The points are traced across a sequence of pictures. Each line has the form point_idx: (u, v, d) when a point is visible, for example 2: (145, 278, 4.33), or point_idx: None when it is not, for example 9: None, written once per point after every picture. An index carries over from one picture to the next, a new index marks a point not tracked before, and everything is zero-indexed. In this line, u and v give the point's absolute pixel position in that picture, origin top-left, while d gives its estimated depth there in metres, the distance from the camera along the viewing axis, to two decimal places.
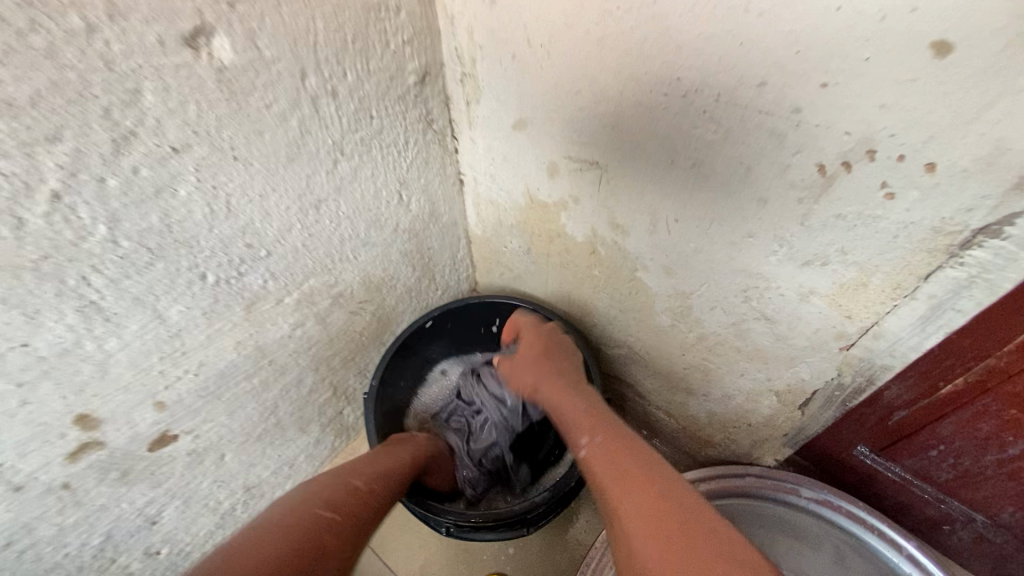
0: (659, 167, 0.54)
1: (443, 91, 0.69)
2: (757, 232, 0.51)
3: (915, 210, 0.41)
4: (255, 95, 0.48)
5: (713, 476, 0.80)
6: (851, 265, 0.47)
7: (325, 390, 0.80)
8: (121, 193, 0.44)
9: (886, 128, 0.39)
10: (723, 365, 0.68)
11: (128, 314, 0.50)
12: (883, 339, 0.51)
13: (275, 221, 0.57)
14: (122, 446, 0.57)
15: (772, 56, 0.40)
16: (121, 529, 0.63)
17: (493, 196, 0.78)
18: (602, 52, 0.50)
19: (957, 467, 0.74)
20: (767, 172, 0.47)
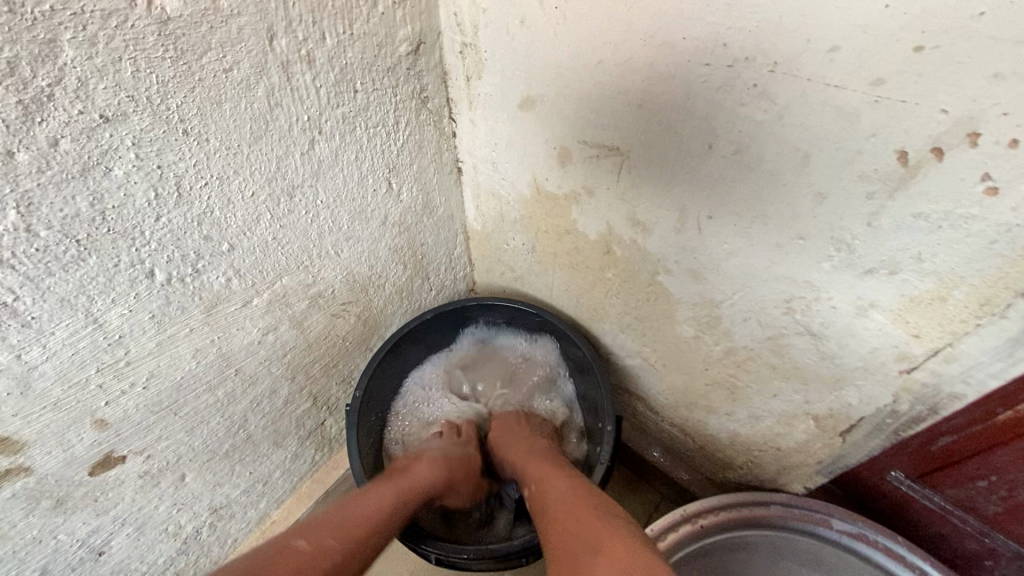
0: (690, 154, 0.46)
1: (440, 65, 0.61)
2: (810, 233, 0.43)
3: (1023, 211, 0.33)
4: (211, 57, 0.40)
5: (735, 502, 0.72)
6: (927, 275, 0.39)
7: (303, 401, 0.72)
8: (36, 171, 0.35)
9: (999, 105, 0.30)
10: (753, 384, 0.60)
11: (54, 318, 0.41)
12: (955, 364, 0.43)
13: (239, 210, 0.49)
14: (55, 472, 0.48)
15: (853, 12, 0.32)
16: (59, 563, 0.55)
17: (495, 187, 0.70)
18: (630, 12, 0.42)
19: (1008, 500, 0.66)
20: (830, 161, 0.38)
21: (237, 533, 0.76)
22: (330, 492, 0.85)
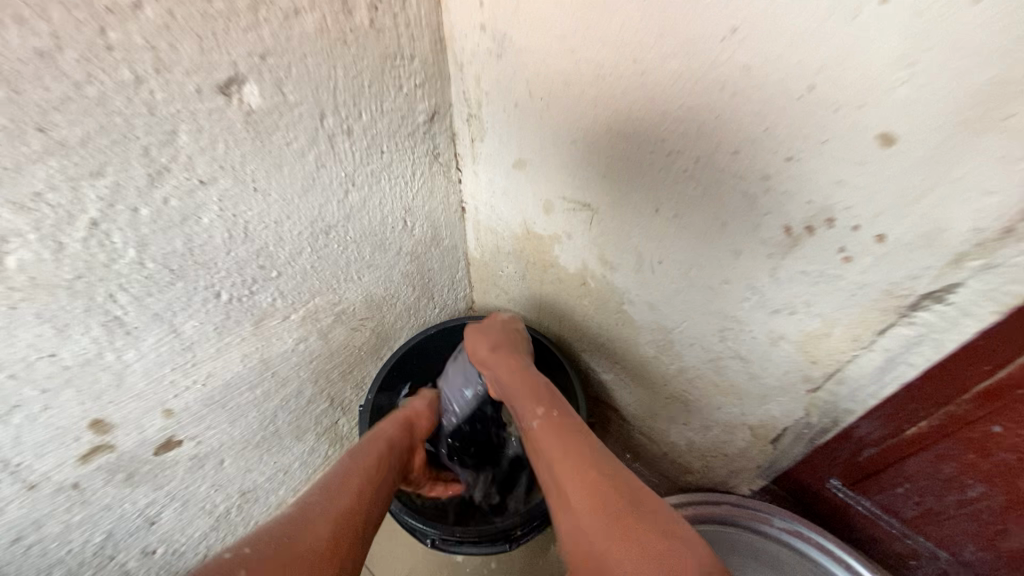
0: (642, 214, 0.59)
1: (450, 128, 0.74)
2: (732, 279, 0.56)
3: (868, 274, 0.45)
4: (278, 135, 0.53)
5: (687, 501, 0.85)
6: (814, 316, 0.52)
7: (322, 401, 0.84)
8: (151, 220, 0.48)
9: (842, 201, 0.43)
10: (701, 398, 0.72)
11: (147, 328, 0.54)
12: (845, 384, 0.55)
13: (288, 245, 0.61)
14: (131, 450, 0.60)
15: (744, 129, 0.45)
16: (122, 528, 0.66)
17: (492, 225, 0.82)
18: (594, 109, 0.55)
19: (922, 505, 0.77)
20: (740, 228, 0.51)
21: (259, 516, 0.87)
22: None
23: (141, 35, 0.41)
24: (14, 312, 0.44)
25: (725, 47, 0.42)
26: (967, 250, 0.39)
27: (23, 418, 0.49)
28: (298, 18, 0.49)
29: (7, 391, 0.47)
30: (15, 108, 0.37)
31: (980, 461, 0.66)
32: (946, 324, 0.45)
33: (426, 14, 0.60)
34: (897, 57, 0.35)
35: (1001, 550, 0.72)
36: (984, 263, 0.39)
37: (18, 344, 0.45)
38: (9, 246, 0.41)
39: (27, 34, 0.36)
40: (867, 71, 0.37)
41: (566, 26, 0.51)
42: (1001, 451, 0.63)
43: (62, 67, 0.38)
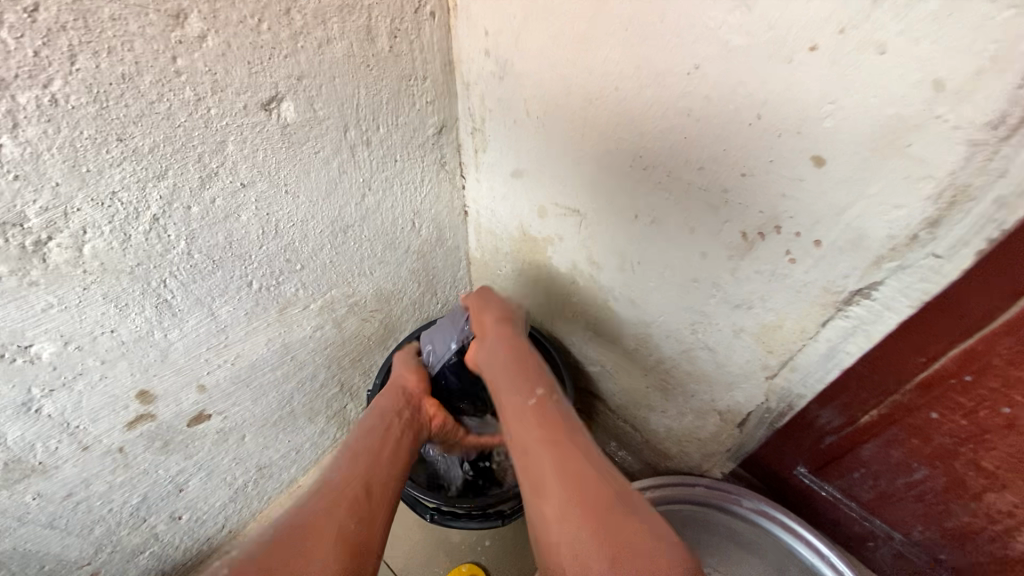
0: (624, 220, 0.67)
1: (456, 139, 0.82)
2: (700, 278, 0.64)
3: (809, 273, 0.54)
4: (308, 145, 0.61)
5: (665, 482, 0.92)
6: (769, 310, 0.60)
7: (333, 386, 0.92)
8: (201, 217, 0.56)
9: (787, 211, 0.51)
10: (677, 386, 0.80)
11: (189, 311, 0.61)
12: (797, 371, 0.63)
13: (311, 242, 0.69)
14: (168, 420, 0.68)
15: (707, 149, 0.53)
16: (155, 493, 0.73)
17: (492, 227, 0.91)
18: (583, 127, 0.63)
19: (877, 488, 0.84)
20: (705, 233, 0.59)
21: (272, 492, 0.95)
22: None
23: (203, 62, 0.48)
24: (86, 292, 0.52)
25: (690, 80, 0.50)
26: (885, 253, 0.48)
27: (84, 385, 0.57)
28: (330, 46, 0.57)
29: (74, 360, 0.54)
30: (101, 121, 0.45)
31: (923, 445, 0.73)
32: (874, 316, 0.53)
33: (438, 40, 0.69)
34: (822, 95, 0.43)
35: (946, 529, 0.80)
36: (899, 264, 0.48)
37: (86, 320, 0.53)
38: (87, 236, 0.49)
39: (115, 61, 0.44)
40: (800, 105, 0.45)
41: (559, 55, 0.59)
42: (940, 435, 0.70)
43: (140, 88, 0.46)
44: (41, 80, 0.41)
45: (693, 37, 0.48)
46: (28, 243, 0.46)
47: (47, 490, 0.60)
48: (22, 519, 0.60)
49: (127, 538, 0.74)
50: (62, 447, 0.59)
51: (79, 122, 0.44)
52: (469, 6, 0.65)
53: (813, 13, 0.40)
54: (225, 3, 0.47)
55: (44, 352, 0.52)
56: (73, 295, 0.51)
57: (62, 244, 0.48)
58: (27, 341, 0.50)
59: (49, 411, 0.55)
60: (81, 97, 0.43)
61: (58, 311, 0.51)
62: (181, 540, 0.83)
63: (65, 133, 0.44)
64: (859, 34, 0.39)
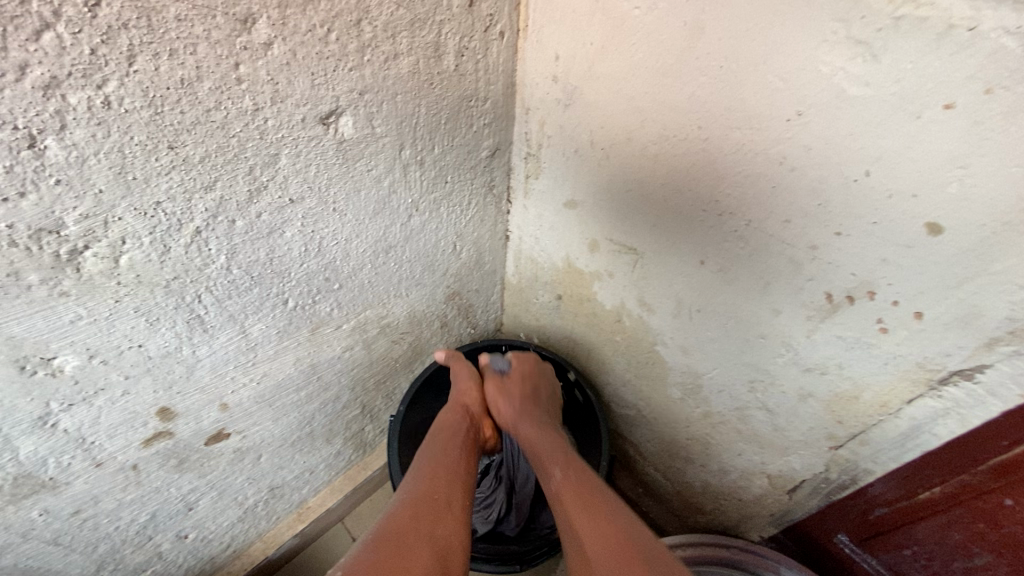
0: (686, 264, 0.63)
1: (507, 163, 0.78)
2: (768, 334, 0.59)
3: (902, 346, 0.49)
4: (361, 162, 0.57)
5: (698, 542, 0.85)
6: (846, 379, 0.55)
7: (355, 407, 0.87)
8: (244, 232, 0.52)
9: (886, 278, 0.47)
10: (723, 442, 0.75)
11: (221, 327, 0.58)
12: (868, 446, 0.58)
13: (352, 261, 0.66)
14: (186, 438, 0.64)
15: (798, 203, 0.49)
16: (164, 511, 0.69)
17: (533, 254, 0.86)
18: (654, 164, 0.59)
19: (928, 568, 0.72)
20: (783, 290, 0.55)
21: (281, 512, 0.90)
22: (358, 488, 0.99)
23: (266, 70, 0.45)
24: (118, 305, 0.48)
25: (789, 128, 0.46)
26: (1001, 336, 0.43)
27: (104, 400, 0.53)
28: (396, 61, 0.53)
29: (97, 375, 0.51)
30: (154, 127, 0.41)
31: (989, 532, 0.63)
32: (973, 402, 0.48)
33: (503, 61, 0.65)
34: (949, 156, 0.39)
35: None
36: (1016, 349, 0.42)
37: (115, 334, 0.50)
38: (125, 246, 0.45)
39: (176, 65, 0.40)
40: (923, 167, 0.40)
41: (637, 88, 0.55)
42: (1011, 524, 0.60)
43: (198, 94, 0.42)
44: (94, 80, 0.37)
45: (801, 82, 0.43)
46: (62, 252, 0.42)
47: (54, 507, 0.57)
48: (25, 535, 0.56)
49: (130, 556, 0.70)
50: (75, 463, 0.55)
51: (131, 126, 0.40)
52: (542, 29, 0.62)
53: (955, 67, 0.36)
54: (296, 10, 0.43)
55: (67, 365, 0.48)
56: (104, 307, 0.47)
57: (99, 253, 0.44)
58: (51, 353, 0.46)
59: (66, 426, 0.52)
60: (135, 101, 0.39)
61: (87, 323, 0.47)
62: (184, 558, 0.79)
63: (114, 138, 0.40)
64: (1011, 96, 0.35)
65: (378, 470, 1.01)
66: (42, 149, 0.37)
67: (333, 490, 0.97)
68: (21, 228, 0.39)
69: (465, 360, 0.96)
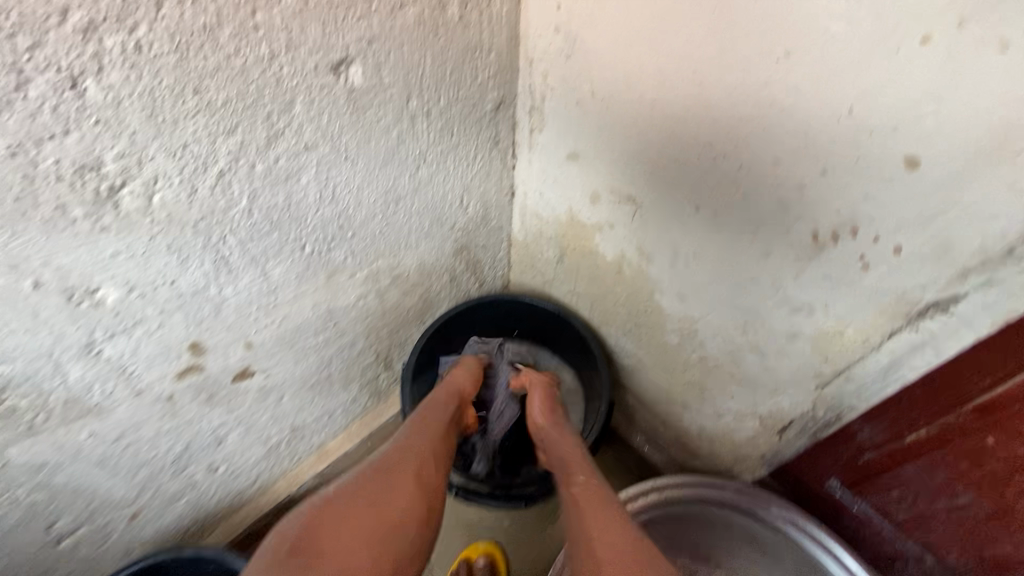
0: (683, 212, 0.66)
1: (512, 117, 0.80)
2: (759, 277, 0.62)
3: (883, 281, 0.51)
4: (371, 111, 0.60)
5: (693, 481, 0.89)
6: (831, 316, 0.58)
7: (370, 355, 0.93)
8: (263, 176, 0.56)
9: (867, 215, 0.49)
10: (718, 387, 0.78)
11: (244, 269, 0.62)
12: (851, 382, 0.61)
13: (363, 210, 0.69)
14: (215, 374, 0.70)
15: (787, 144, 0.51)
16: (197, 443, 0.76)
17: (538, 210, 0.89)
18: (651, 112, 0.61)
19: (913, 509, 0.76)
20: (773, 232, 0.57)
21: (303, 452, 0.97)
22: (373, 433, 1.05)
23: (281, 18, 0.48)
24: (152, 242, 0.53)
25: (777, 69, 0.48)
26: (972, 265, 0.45)
27: (142, 332, 0.58)
28: (402, 11, 0.56)
29: (134, 308, 0.56)
30: (180, 72, 0.45)
31: (971, 470, 0.66)
32: (947, 333, 0.50)
33: (506, 13, 0.67)
34: (926, 92, 0.41)
35: (984, 559, 0.72)
36: (986, 278, 0.45)
37: (150, 269, 0.54)
38: (157, 186, 0.49)
39: (199, 11, 0.43)
40: (902, 103, 0.42)
41: (635, 35, 0.57)
42: (991, 460, 0.63)
43: (219, 41, 0.45)
44: (127, 24, 0.40)
45: (788, 22, 0.45)
46: (103, 188, 0.46)
47: (100, 430, 0.63)
48: (75, 455, 0.63)
49: (168, 484, 0.77)
50: (118, 390, 0.61)
51: (160, 70, 0.44)
52: None
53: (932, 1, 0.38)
54: None
55: (108, 297, 0.53)
56: (140, 243, 0.52)
57: (134, 191, 0.48)
58: (94, 285, 0.51)
59: (108, 354, 0.57)
60: (163, 45, 0.43)
61: (125, 258, 0.52)
62: (216, 490, 0.86)
63: (146, 80, 0.43)
64: (982, 28, 0.37)
65: (392, 417, 1.07)
66: (82, 90, 0.41)
67: (350, 435, 1.03)
68: (66, 164, 0.43)
69: (472, 313, 1.00)
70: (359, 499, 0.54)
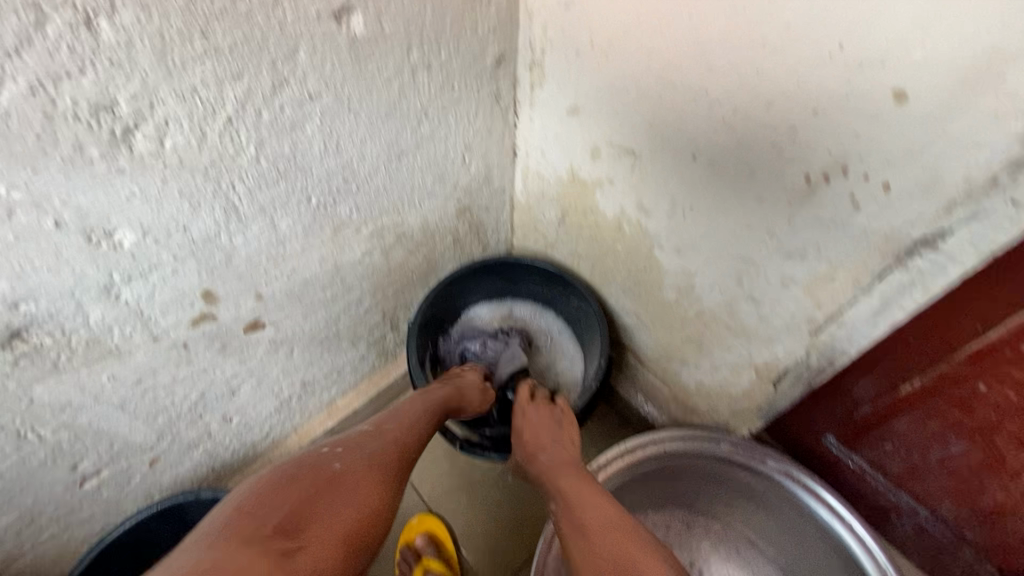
0: (680, 162, 0.67)
1: (513, 74, 0.81)
2: (754, 224, 0.63)
3: (873, 220, 0.52)
4: (373, 62, 0.62)
5: (690, 435, 0.89)
6: (823, 260, 0.59)
7: (376, 314, 0.95)
8: (270, 124, 0.58)
9: (858, 152, 0.50)
10: (715, 340, 0.80)
11: (253, 219, 0.64)
12: (843, 326, 0.63)
13: (367, 164, 0.71)
14: (227, 324, 0.72)
15: (779, 84, 0.51)
16: (211, 392, 0.79)
17: (540, 170, 0.90)
18: (648, 60, 0.62)
19: (907, 461, 0.79)
20: (766, 176, 0.58)
21: (313, 408, 1.00)
22: (381, 393, 1.09)
23: None
24: (165, 186, 0.55)
25: (769, 6, 0.48)
26: (958, 198, 0.46)
27: (158, 277, 0.61)
28: None
29: (150, 253, 0.59)
30: (188, 14, 0.46)
31: (964, 419, 0.68)
32: (934, 270, 0.52)
33: None
34: (914, 20, 0.41)
35: (976, 507, 0.76)
36: (971, 211, 0.46)
37: (164, 214, 0.57)
38: (168, 130, 0.52)
39: None
40: (890, 35, 0.43)
41: None
42: (983, 408, 0.66)
43: None
44: None
45: None
46: (117, 130, 0.49)
47: (120, 373, 0.66)
48: (97, 397, 0.66)
49: (185, 431, 0.81)
50: (136, 334, 0.64)
51: (169, 12, 0.45)
52: None
53: None
54: None
55: (125, 240, 0.56)
56: (153, 186, 0.54)
57: (147, 134, 0.51)
58: (112, 227, 0.54)
59: (126, 298, 0.60)
60: None
61: (140, 202, 0.54)
62: (230, 441, 0.90)
63: (156, 22, 0.45)
64: None
65: (399, 378, 1.10)
66: (96, 30, 0.43)
67: (358, 394, 1.07)
68: (82, 104, 0.46)
69: (476, 275, 1.02)
70: (340, 488, 0.53)
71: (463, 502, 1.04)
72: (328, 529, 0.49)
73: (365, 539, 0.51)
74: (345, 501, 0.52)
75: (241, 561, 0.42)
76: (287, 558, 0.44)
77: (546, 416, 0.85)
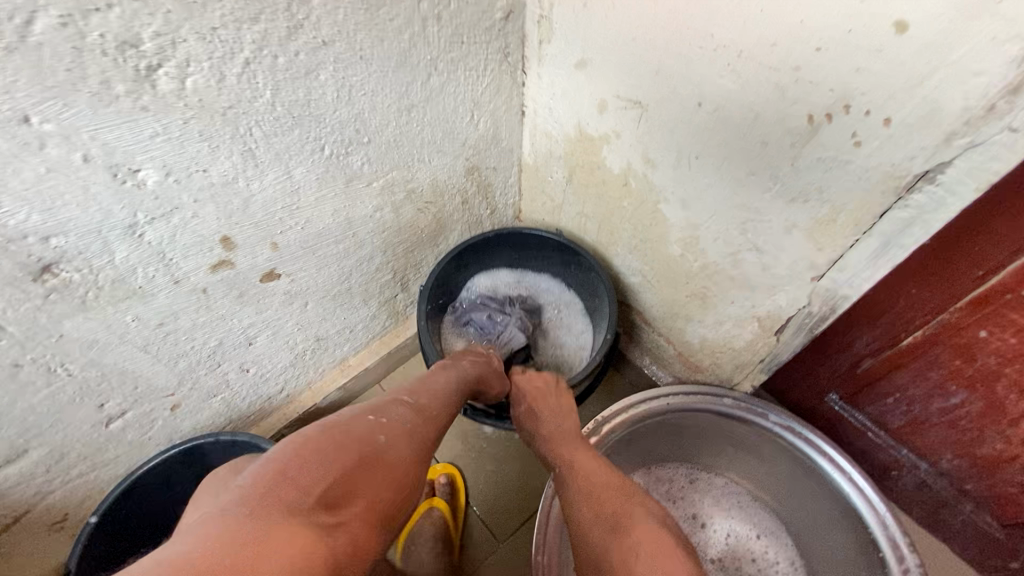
0: (686, 111, 0.68)
1: (521, 29, 0.82)
2: (758, 170, 0.64)
3: (874, 156, 0.53)
4: (384, 9, 0.63)
5: (692, 393, 0.90)
6: (825, 202, 0.60)
7: (388, 272, 0.98)
8: (285, 69, 0.60)
9: (860, 88, 0.51)
10: (719, 294, 0.82)
11: (269, 164, 0.67)
12: (845, 270, 0.64)
13: (378, 115, 0.73)
14: (244, 271, 0.75)
15: (783, 23, 0.52)
16: (229, 340, 0.82)
17: (548, 129, 0.92)
18: (655, 6, 0.62)
19: (909, 414, 0.80)
20: (770, 119, 0.59)
21: (326, 364, 1.04)
22: (392, 352, 1.11)
23: None
24: (186, 126, 0.57)
25: None
26: (957, 128, 0.47)
27: (179, 219, 0.64)
28: None
29: (171, 194, 0.61)
30: None
31: (964, 368, 0.69)
32: (934, 205, 0.53)
33: None
34: None
35: (975, 458, 0.77)
36: (971, 141, 0.47)
37: (185, 154, 0.59)
38: (189, 69, 0.53)
39: None
40: None
41: None
42: (984, 355, 0.66)
43: None
44: None
45: None
46: (142, 67, 0.51)
47: (143, 315, 0.69)
48: (122, 337, 0.69)
49: (204, 378, 0.84)
50: (159, 276, 0.67)
51: None
52: None
53: None
54: None
55: (149, 179, 0.58)
56: (176, 126, 0.56)
57: (169, 73, 0.53)
58: (136, 166, 0.56)
59: (150, 238, 0.63)
60: None
61: (162, 140, 0.56)
62: (247, 391, 0.93)
63: None
64: None
65: (409, 339, 1.13)
66: None
67: (370, 353, 1.10)
68: (109, 39, 0.47)
69: (487, 242, 1.04)
70: (371, 460, 0.50)
71: (473, 459, 1.07)
72: (367, 506, 0.47)
73: (396, 517, 0.50)
74: (377, 474, 0.50)
75: (285, 546, 0.39)
76: (328, 535, 0.42)
77: (554, 396, 0.85)
